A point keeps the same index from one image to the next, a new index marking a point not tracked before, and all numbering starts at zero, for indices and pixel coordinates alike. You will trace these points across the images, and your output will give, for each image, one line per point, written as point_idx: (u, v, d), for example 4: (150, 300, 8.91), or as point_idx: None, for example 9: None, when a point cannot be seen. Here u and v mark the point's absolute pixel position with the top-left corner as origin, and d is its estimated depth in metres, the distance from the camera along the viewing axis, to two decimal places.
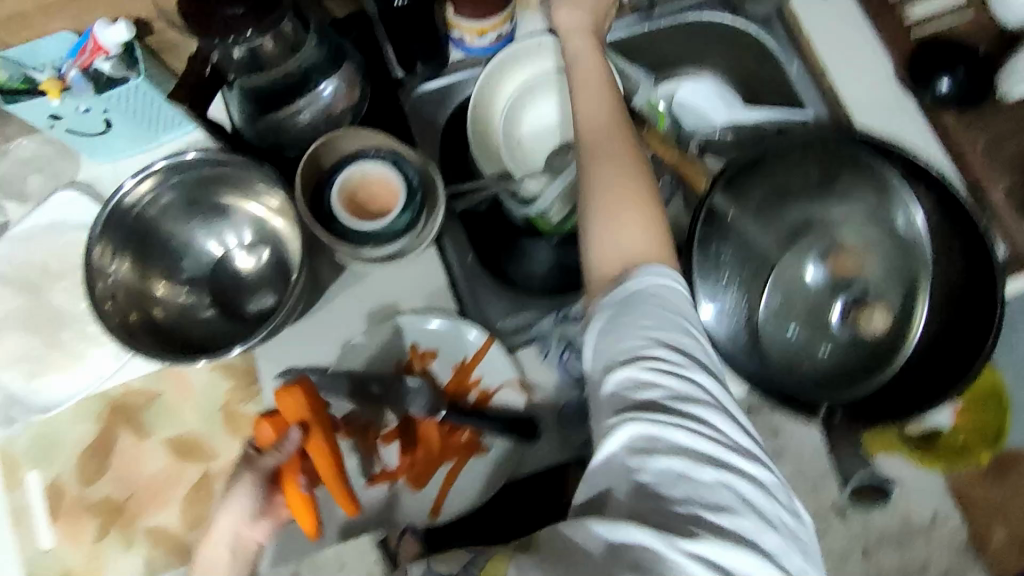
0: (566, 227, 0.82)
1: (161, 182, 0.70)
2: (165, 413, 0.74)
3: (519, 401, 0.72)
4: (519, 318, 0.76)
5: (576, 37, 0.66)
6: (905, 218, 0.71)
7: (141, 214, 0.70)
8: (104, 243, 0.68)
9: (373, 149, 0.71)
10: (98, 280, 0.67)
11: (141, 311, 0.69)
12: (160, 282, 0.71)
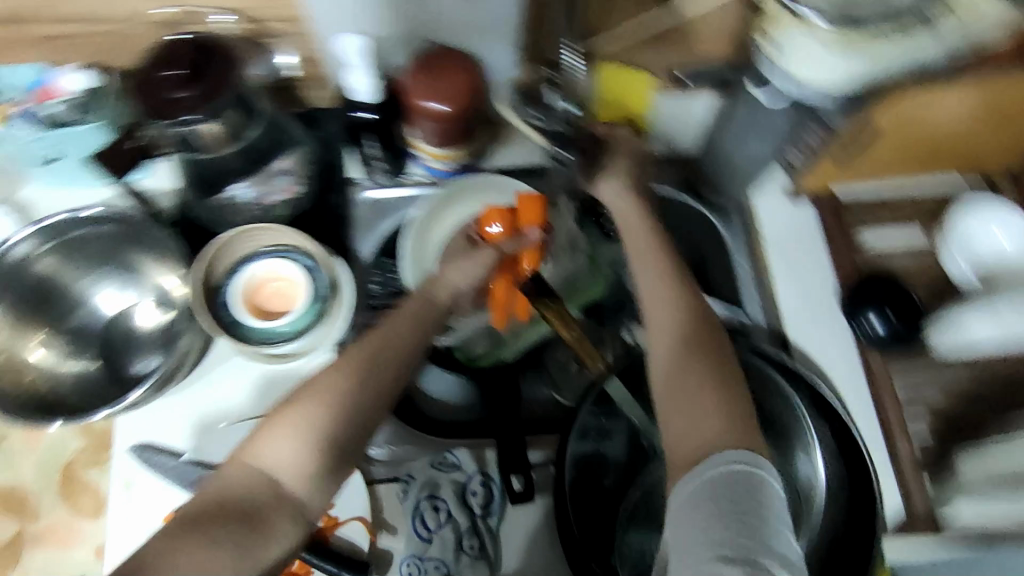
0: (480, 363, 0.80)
1: (57, 237, 0.70)
2: (7, 458, 0.70)
3: (363, 542, 0.68)
4: (393, 451, 0.74)
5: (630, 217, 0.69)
6: (807, 464, 0.71)
7: (34, 267, 0.70)
8: None
9: (290, 249, 0.71)
10: None
11: (10, 353, 0.68)
12: (35, 334, 0.70)
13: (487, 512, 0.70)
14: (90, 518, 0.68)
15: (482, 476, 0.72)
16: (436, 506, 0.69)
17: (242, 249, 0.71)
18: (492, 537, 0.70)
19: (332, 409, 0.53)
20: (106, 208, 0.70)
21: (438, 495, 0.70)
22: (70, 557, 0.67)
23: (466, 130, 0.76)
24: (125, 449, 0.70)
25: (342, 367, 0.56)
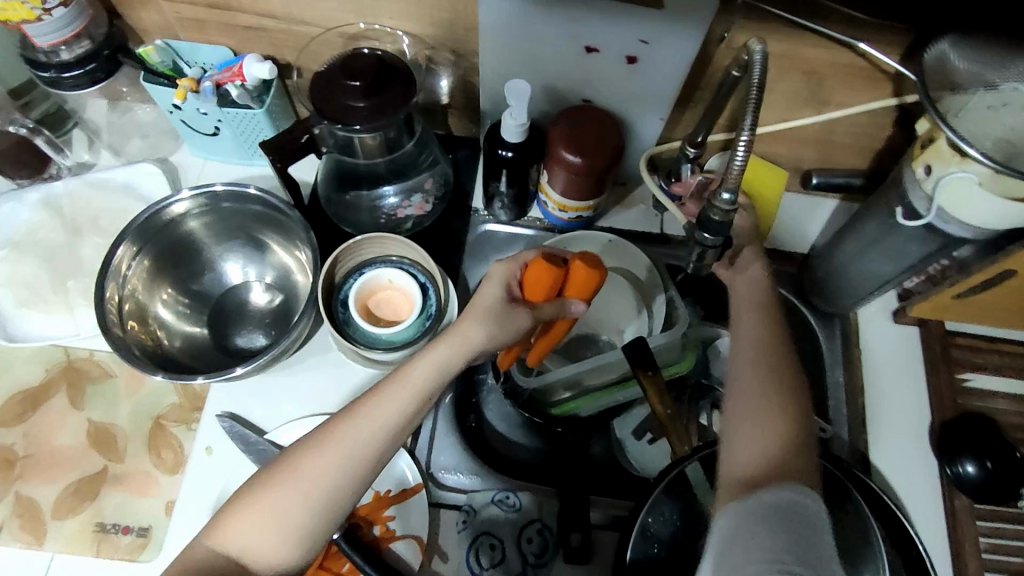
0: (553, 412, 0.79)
1: (206, 206, 0.74)
2: (108, 395, 0.74)
3: (414, 561, 0.68)
4: (458, 478, 0.74)
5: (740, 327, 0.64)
6: None
7: (179, 228, 0.75)
8: (133, 243, 0.71)
9: (410, 263, 0.73)
10: (112, 275, 0.70)
11: (139, 304, 0.72)
12: (164, 291, 0.75)
13: (540, 562, 0.69)
14: (168, 473, 0.71)
15: (540, 523, 0.71)
16: (491, 544, 0.70)
17: (367, 253, 0.74)
18: None
19: (295, 496, 0.53)
20: (260, 193, 0.72)
21: (496, 534, 0.70)
22: (145, 504, 0.70)
23: (597, 189, 0.78)
24: (214, 414, 0.73)
25: (313, 447, 0.54)
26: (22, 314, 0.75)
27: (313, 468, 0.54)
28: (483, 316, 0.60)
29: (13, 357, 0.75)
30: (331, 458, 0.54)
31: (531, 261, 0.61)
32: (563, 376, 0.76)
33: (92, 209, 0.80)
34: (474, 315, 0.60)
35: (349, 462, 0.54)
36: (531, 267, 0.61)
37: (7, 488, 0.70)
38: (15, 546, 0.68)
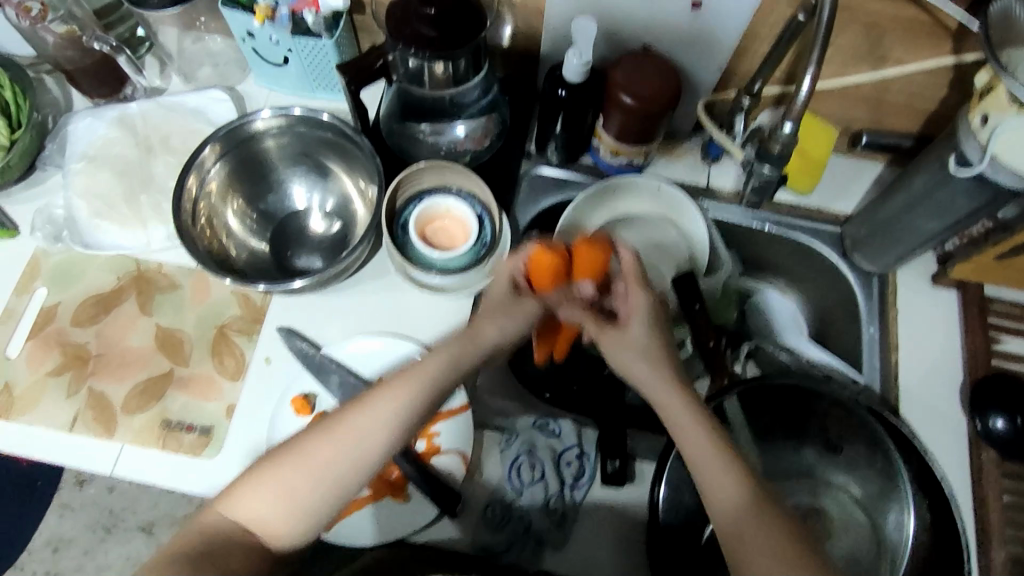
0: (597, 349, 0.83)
1: (283, 126, 0.77)
2: (175, 304, 0.78)
3: (458, 475, 0.71)
4: (502, 404, 0.78)
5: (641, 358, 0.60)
6: (895, 520, 0.73)
7: (256, 143, 0.78)
8: (216, 149, 0.75)
9: (469, 194, 0.75)
10: (191, 176, 0.74)
11: (211, 212, 0.76)
12: (233, 201, 0.78)
13: (579, 485, 0.72)
14: (229, 380, 0.75)
15: (579, 450, 0.74)
16: (533, 464, 0.73)
17: (429, 180, 0.76)
18: (579, 510, 0.72)
19: (299, 474, 0.54)
20: (332, 119, 0.75)
21: (539, 456, 0.73)
22: (205, 406, 0.73)
23: (652, 133, 0.79)
24: (274, 327, 0.77)
25: (324, 427, 0.56)
26: (95, 222, 0.79)
27: (317, 451, 0.55)
28: (507, 322, 0.63)
29: (86, 263, 0.79)
30: (341, 439, 0.55)
31: (536, 252, 0.62)
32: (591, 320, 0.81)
33: (164, 129, 0.84)
34: (497, 320, 0.63)
35: (360, 454, 0.55)
36: (533, 260, 0.62)
37: (80, 383, 0.74)
38: (85, 436, 0.72)
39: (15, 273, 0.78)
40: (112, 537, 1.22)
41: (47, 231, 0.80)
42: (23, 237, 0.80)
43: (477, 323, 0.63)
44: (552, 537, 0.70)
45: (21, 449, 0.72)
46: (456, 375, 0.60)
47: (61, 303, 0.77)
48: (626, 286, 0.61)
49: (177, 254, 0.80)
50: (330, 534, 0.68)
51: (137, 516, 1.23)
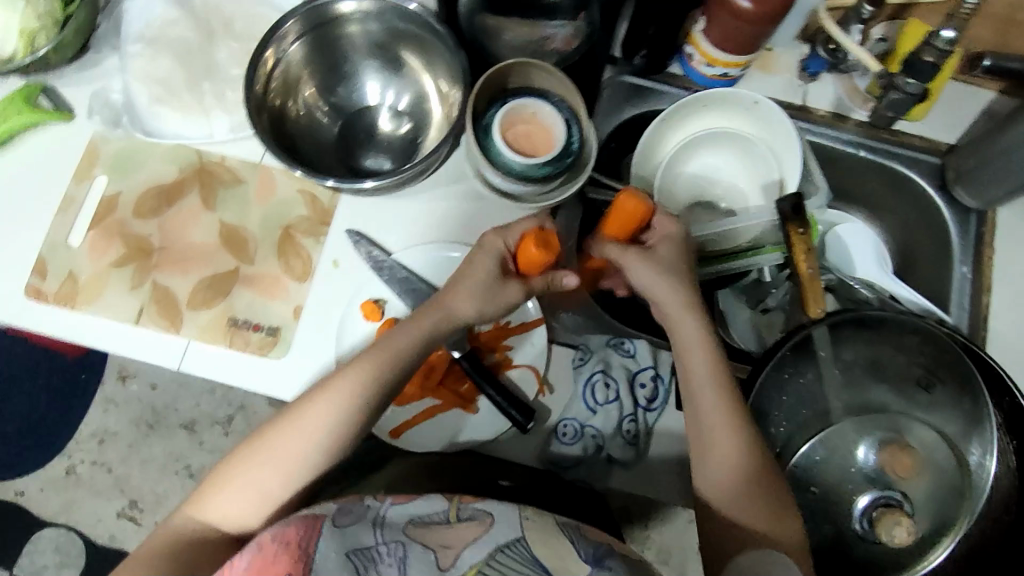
0: None
1: (367, 12, 0.71)
2: (239, 199, 0.74)
3: (529, 391, 0.70)
4: (576, 321, 0.76)
5: (660, 299, 0.64)
6: (980, 457, 0.68)
7: (335, 26, 0.72)
8: (296, 23, 0.70)
9: (558, 99, 0.70)
10: (267, 52, 0.70)
11: (281, 98, 0.73)
12: (305, 89, 0.74)
13: (652, 407, 0.71)
14: (296, 281, 0.72)
15: (654, 371, 0.72)
16: (608, 382, 0.71)
17: (518, 81, 0.71)
18: (651, 431, 0.71)
19: (249, 496, 0.62)
20: (422, 11, 0.69)
21: (614, 376, 0.71)
22: (272, 306, 0.71)
23: (756, 46, 0.73)
24: (343, 230, 0.73)
25: (256, 453, 0.62)
26: (155, 110, 0.75)
27: (256, 479, 0.62)
28: (418, 336, 0.63)
29: (146, 152, 0.75)
30: (281, 443, 0.62)
31: (527, 235, 0.63)
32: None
33: (225, 12, 0.78)
34: (409, 329, 0.63)
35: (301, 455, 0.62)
36: (522, 247, 0.63)
37: (143, 276, 0.72)
38: (151, 330, 0.70)
39: (73, 158, 0.75)
40: (155, 433, 1.25)
41: (105, 116, 0.76)
42: (79, 120, 0.76)
43: (387, 337, 0.63)
44: (620, 455, 0.70)
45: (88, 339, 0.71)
46: (384, 369, 0.62)
47: (122, 193, 0.74)
48: (659, 223, 0.66)
49: (239, 148, 0.76)
50: (401, 441, 0.69)
51: (179, 415, 1.25)
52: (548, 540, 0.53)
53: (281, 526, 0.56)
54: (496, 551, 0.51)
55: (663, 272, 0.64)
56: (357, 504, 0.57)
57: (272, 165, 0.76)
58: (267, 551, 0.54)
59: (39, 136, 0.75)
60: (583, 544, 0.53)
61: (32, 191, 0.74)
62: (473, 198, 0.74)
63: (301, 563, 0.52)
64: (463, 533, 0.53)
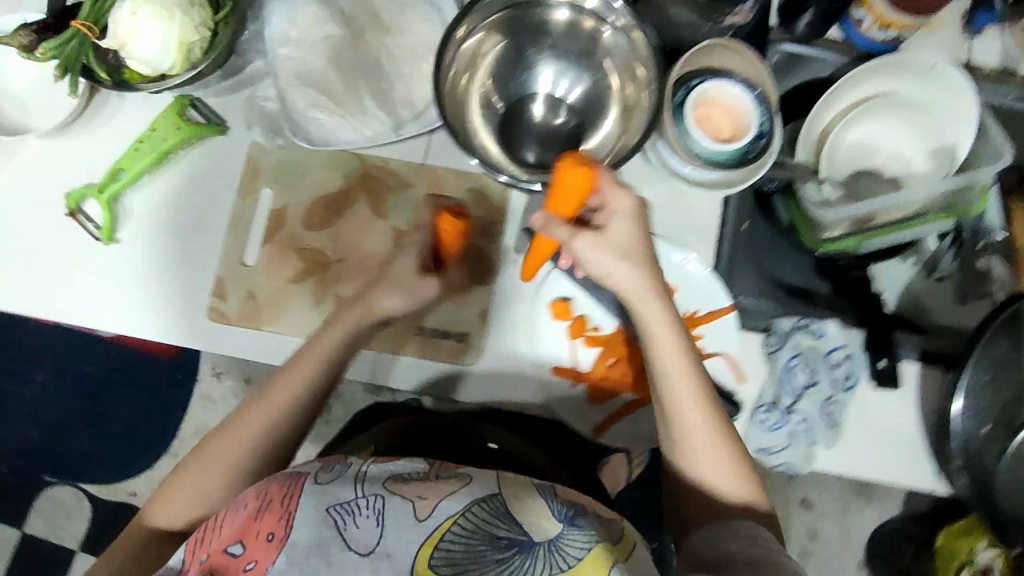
0: (827, 245, 0.73)
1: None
2: (408, 203, 0.72)
3: (727, 380, 0.69)
4: (760, 303, 0.73)
5: (647, 303, 0.61)
6: None
7: (520, 12, 0.71)
8: (487, 7, 0.69)
9: (750, 81, 0.69)
10: (456, 36, 0.69)
11: (454, 85, 0.71)
12: (478, 77, 0.73)
13: (850, 387, 0.70)
14: (479, 285, 0.71)
15: (847, 350, 0.72)
16: (806, 365, 0.70)
17: (713, 63, 0.70)
18: (851, 411, 0.70)
19: (189, 494, 0.62)
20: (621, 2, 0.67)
21: (810, 358, 0.71)
22: (460, 312, 0.71)
23: (929, 6, 0.73)
24: (520, 227, 0.72)
25: (194, 470, 0.62)
26: (314, 116, 0.72)
27: (200, 479, 0.62)
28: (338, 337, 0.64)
29: (309, 161, 0.73)
30: (235, 452, 0.62)
31: (441, 218, 0.64)
32: (846, 216, 0.68)
33: (372, 6, 0.74)
34: (327, 339, 0.63)
35: (234, 474, 0.62)
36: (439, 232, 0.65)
37: (325, 290, 0.71)
38: None
39: (234, 172, 0.73)
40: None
41: (262, 125, 0.74)
42: (235, 132, 0.74)
43: (307, 351, 0.64)
44: (826, 439, 0.68)
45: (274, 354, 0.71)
46: (318, 375, 0.64)
47: (290, 205, 0.72)
48: (609, 199, 0.59)
49: (403, 150, 0.74)
50: (604, 436, 0.73)
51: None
52: (522, 494, 0.56)
53: (264, 483, 0.56)
54: (474, 504, 0.54)
55: (618, 250, 0.59)
56: (338, 462, 0.58)
57: (437, 166, 0.73)
58: (246, 509, 0.54)
59: (197, 153, 0.73)
60: (554, 503, 0.56)
61: (198, 210, 0.72)
62: (649, 188, 0.73)
63: (282, 523, 0.52)
64: (441, 487, 0.55)
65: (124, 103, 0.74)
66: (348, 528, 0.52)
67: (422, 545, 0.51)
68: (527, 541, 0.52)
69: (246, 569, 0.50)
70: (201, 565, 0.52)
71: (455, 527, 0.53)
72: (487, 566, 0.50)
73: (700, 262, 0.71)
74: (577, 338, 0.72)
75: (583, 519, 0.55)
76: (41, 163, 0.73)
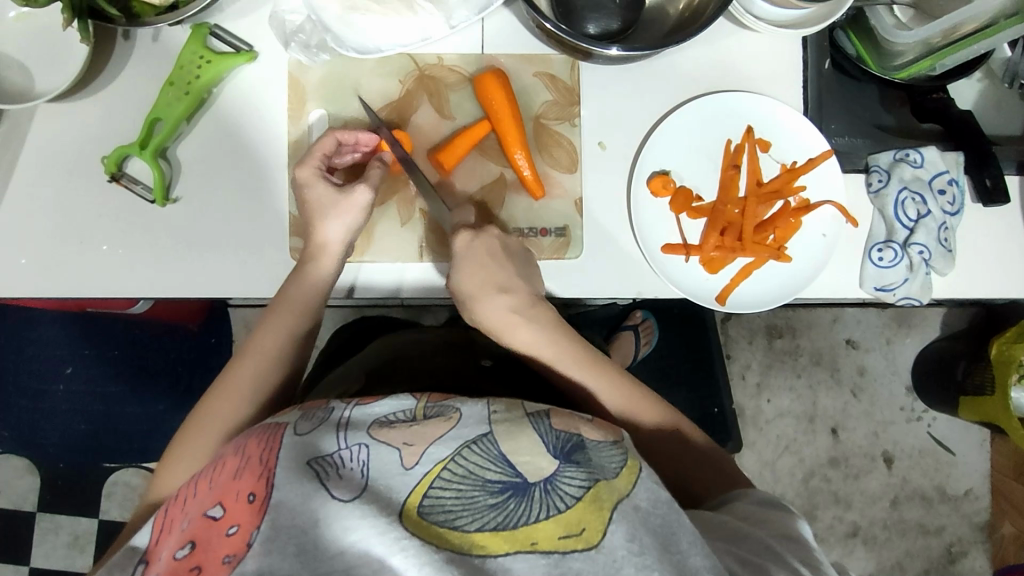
0: (895, 76, 0.71)
1: None
2: (471, 98, 0.68)
3: (834, 226, 0.68)
4: (853, 141, 0.72)
5: (560, 198, 0.68)
6: None
7: None
8: None
9: None
10: None
11: None
12: None
13: (957, 211, 0.69)
14: (567, 173, 0.68)
15: (950, 175, 0.70)
16: (918, 198, 0.68)
17: None
18: (957, 233, 0.70)
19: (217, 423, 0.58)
20: None
21: (917, 189, 0.68)
22: (550, 208, 0.68)
23: None
24: (598, 105, 0.68)
25: (222, 392, 0.60)
26: (356, 21, 0.65)
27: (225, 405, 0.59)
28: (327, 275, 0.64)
29: (356, 72, 0.67)
30: (239, 397, 0.60)
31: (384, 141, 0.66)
32: (919, 38, 0.66)
33: None
34: (314, 270, 0.63)
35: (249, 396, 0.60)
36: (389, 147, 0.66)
37: (409, 208, 0.67)
38: (434, 261, 0.67)
39: (281, 96, 0.67)
40: None
41: (298, 43, 0.66)
42: (267, 56, 0.67)
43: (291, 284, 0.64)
44: (943, 266, 0.68)
45: (372, 279, 0.68)
46: (306, 293, 0.63)
47: (348, 124, 0.67)
48: (547, 118, 0.68)
49: (457, 43, 0.68)
50: (729, 306, 0.68)
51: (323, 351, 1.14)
52: (516, 429, 0.47)
53: (241, 441, 0.50)
54: (465, 447, 0.46)
55: (510, 280, 0.63)
56: (319, 409, 0.52)
57: (497, 54, 0.68)
58: (226, 469, 0.47)
59: (234, 87, 0.66)
60: (549, 431, 0.48)
61: (251, 151, 0.67)
62: (723, 39, 0.69)
63: (264, 481, 0.44)
64: (428, 431, 0.48)
65: (134, 46, 0.66)
66: (331, 478, 0.44)
67: (410, 491, 0.43)
68: (521, 482, 0.43)
69: (228, 534, 0.42)
70: (181, 535, 0.43)
71: (445, 472, 0.44)
72: (481, 512, 0.41)
73: (789, 112, 0.68)
74: (681, 213, 0.68)
75: (581, 455, 0.46)
76: (61, 127, 0.66)
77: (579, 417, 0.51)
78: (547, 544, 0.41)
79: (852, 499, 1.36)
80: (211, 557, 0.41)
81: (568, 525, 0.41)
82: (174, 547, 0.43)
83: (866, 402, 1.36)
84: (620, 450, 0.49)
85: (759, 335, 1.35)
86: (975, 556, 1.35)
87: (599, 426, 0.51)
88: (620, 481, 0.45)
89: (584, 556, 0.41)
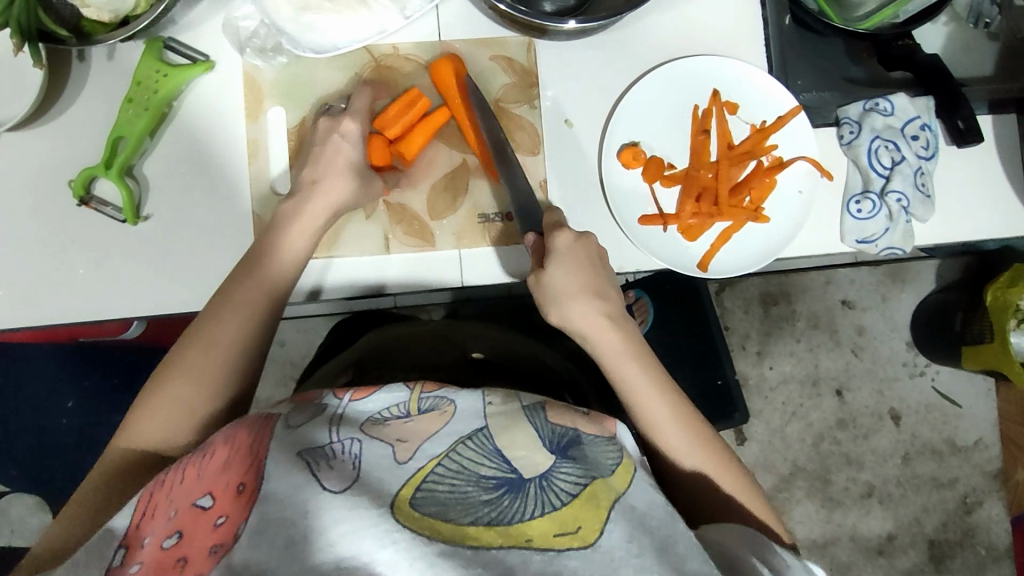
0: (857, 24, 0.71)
1: None
2: (429, 85, 0.68)
3: (809, 181, 0.68)
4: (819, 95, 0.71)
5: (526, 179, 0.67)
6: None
7: None
8: None
9: None
10: None
11: None
12: None
13: (932, 155, 0.69)
14: (529, 154, 0.67)
15: (922, 120, 0.69)
16: (889, 145, 0.68)
17: None
18: (934, 177, 0.69)
19: (173, 412, 0.54)
20: None
21: (890, 137, 0.68)
22: None
23: None
24: (561, 83, 0.68)
25: (177, 380, 0.55)
26: (311, 21, 0.65)
27: (180, 393, 0.55)
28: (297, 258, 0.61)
29: (312, 71, 0.67)
30: (195, 386, 0.55)
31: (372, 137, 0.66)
32: None
33: None
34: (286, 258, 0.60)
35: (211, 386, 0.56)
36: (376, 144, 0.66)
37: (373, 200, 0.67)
38: (409, 249, 0.67)
39: (238, 99, 0.67)
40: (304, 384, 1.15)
41: (253, 48, 0.66)
42: (223, 65, 0.66)
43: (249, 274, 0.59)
44: (924, 213, 0.68)
45: (345, 275, 0.66)
46: (276, 278, 0.60)
47: (307, 117, 0.67)
48: (509, 101, 0.68)
49: (414, 30, 0.67)
50: (712, 271, 0.68)
51: None
52: (511, 421, 0.48)
53: (227, 431, 0.49)
54: (461, 442, 0.45)
55: (592, 289, 0.60)
56: (312, 404, 0.51)
57: (453, 40, 0.68)
58: (214, 461, 0.45)
59: (193, 98, 0.66)
60: (546, 425, 0.49)
61: (218, 160, 0.66)
62: (680, 6, 0.68)
63: (253, 471, 0.43)
64: (421, 426, 0.47)
65: (89, 68, 0.65)
66: (321, 468, 0.42)
67: (405, 483, 0.42)
68: (516, 478, 0.44)
69: (217, 525, 0.41)
70: (168, 523, 0.41)
71: (440, 467, 0.44)
72: (474, 507, 0.41)
73: (751, 71, 0.68)
74: (655, 182, 0.67)
75: (577, 451, 0.48)
76: (23, 154, 0.65)
77: (576, 413, 0.53)
78: (542, 541, 0.40)
79: (863, 459, 1.35)
80: (199, 548, 0.39)
81: (563, 524, 0.42)
82: (160, 536, 0.41)
83: (868, 360, 1.35)
84: (617, 448, 0.51)
85: (754, 304, 1.34)
86: (992, 505, 1.35)
87: (594, 419, 0.53)
88: (616, 479, 0.47)
89: (579, 555, 0.40)
